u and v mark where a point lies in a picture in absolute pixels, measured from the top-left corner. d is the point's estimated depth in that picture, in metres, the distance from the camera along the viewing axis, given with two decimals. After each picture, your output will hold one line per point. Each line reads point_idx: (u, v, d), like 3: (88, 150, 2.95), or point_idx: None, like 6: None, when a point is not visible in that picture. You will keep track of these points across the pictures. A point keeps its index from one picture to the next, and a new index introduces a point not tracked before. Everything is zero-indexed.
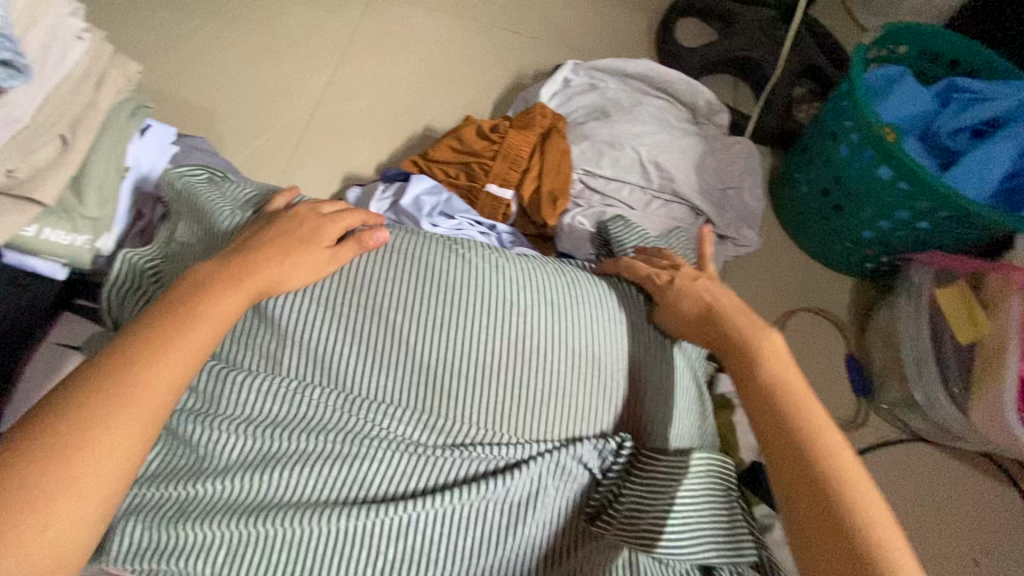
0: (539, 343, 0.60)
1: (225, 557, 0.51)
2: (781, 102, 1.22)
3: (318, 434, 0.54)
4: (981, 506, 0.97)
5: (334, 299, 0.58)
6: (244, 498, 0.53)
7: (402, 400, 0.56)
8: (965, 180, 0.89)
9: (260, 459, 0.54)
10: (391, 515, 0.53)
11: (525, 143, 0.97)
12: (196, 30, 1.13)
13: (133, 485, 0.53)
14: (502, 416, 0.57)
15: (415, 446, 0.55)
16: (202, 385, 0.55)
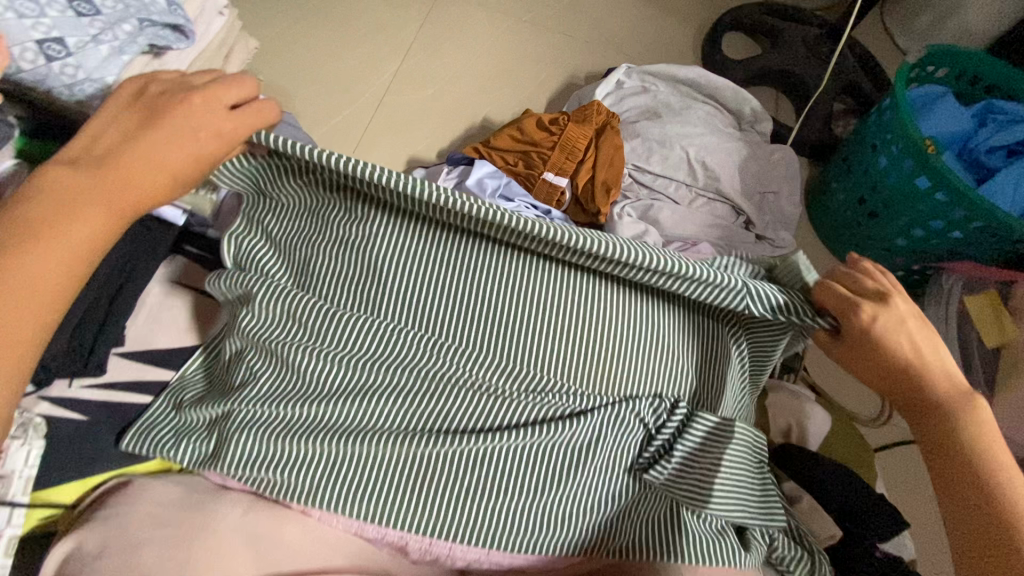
0: (608, 307, 0.65)
1: (327, 469, 0.58)
2: (820, 116, 1.28)
3: (410, 373, 0.61)
4: None
5: (426, 253, 0.63)
6: (344, 422, 0.60)
7: (483, 350, 0.63)
8: (1001, 194, 0.94)
9: (359, 390, 0.61)
10: (473, 446, 0.59)
11: (582, 136, 1.03)
12: (279, 18, 1.22)
13: (245, 404, 0.60)
14: (573, 371, 0.63)
15: (493, 390, 0.62)
16: (308, 322, 0.62)
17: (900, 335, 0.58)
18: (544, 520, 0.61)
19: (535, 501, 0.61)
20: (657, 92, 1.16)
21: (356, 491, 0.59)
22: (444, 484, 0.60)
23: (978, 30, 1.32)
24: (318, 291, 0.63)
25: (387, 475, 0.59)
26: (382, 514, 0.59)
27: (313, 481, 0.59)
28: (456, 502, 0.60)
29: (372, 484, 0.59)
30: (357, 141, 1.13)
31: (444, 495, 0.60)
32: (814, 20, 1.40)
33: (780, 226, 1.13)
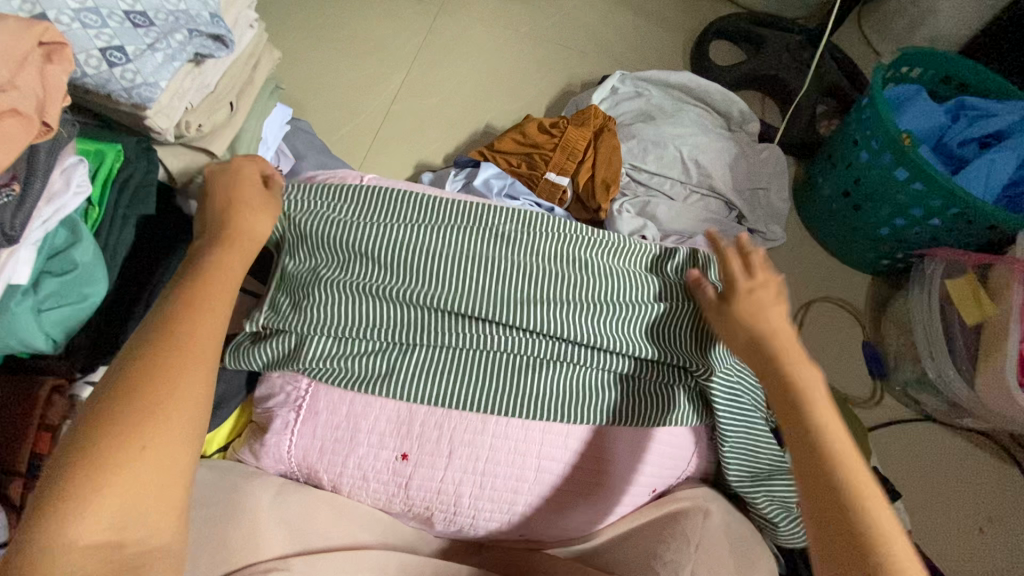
0: (626, 247, 0.74)
1: (386, 364, 0.64)
2: (805, 116, 1.35)
3: (462, 285, 0.66)
4: (987, 481, 1.06)
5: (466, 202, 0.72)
6: (402, 325, 0.65)
7: (527, 273, 0.68)
8: (974, 183, 1.01)
9: (414, 297, 0.65)
10: (520, 343, 0.66)
11: (581, 138, 1.09)
12: (288, 33, 1.28)
13: (304, 315, 0.64)
14: (602, 293, 0.69)
15: (535, 304, 0.67)
16: (365, 242, 0.67)
17: (765, 312, 0.59)
18: (596, 392, 0.67)
19: (575, 397, 0.66)
20: (651, 97, 1.23)
21: (429, 379, 0.63)
22: (502, 375, 0.65)
23: (950, 35, 1.39)
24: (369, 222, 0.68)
25: (455, 358, 0.64)
26: (457, 401, 0.63)
27: (387, 366, 0.63)
28: (521, 380, 0.65)
29: (429, 376, 0.63)
30: (367, 147, 1.19)
31: (509, 371, 0.65)
32: (796, 28, 1.48)
33: (771, 220, 1.20)
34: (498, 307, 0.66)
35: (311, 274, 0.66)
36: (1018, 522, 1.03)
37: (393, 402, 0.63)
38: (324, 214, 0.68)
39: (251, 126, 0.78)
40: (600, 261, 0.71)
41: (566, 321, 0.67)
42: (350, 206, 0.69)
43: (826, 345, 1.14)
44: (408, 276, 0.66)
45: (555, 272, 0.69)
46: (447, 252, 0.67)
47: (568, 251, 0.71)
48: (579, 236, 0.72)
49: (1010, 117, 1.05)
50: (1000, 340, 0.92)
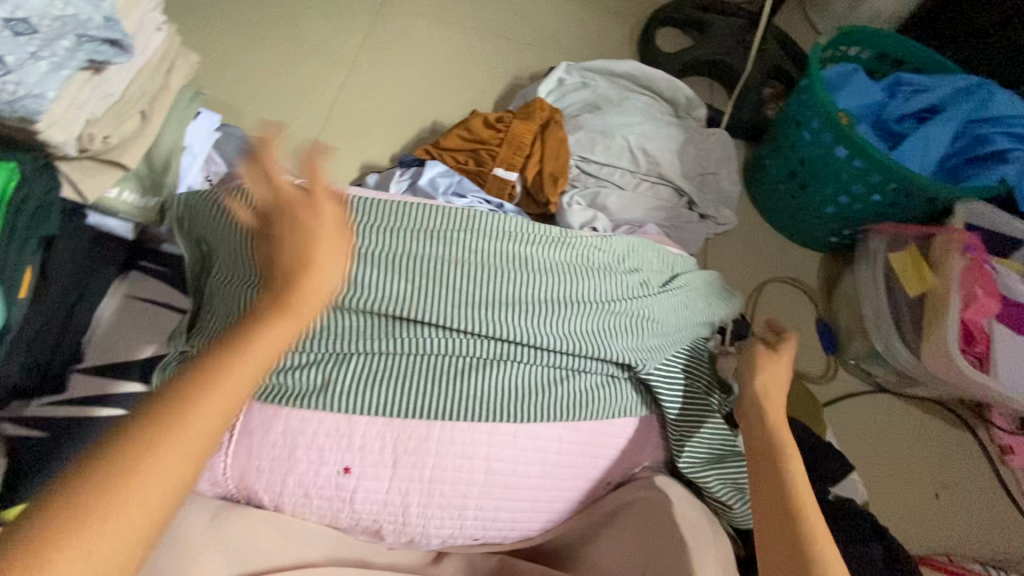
0: (573, 243, 0.72)
1: (319, 375, 0.61)
2: (753, 95, 1.35)
3: (399, 289, 0.64)
4: (939, 446, 1.09)
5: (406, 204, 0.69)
6: (335, 334, 0.63)
7: (468, 275, 0.66)
8: (911, 157, 1.03)
9: (348, 304, 0.63)
10: (461, 346, 0.64)
11: (527, 132, 1.08)
12: (220, 35, 1.23)
13: (231, 328, 0.62)
14: (547, 292, 0.68)
15: (476, 307, 0.65)
16: (295, 249, 0.64)
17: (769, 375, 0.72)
18: (544, 388, 0.66)
19: (519, 398, 0.64)
20: (597, 87, 1.22)
21: (367, 388, 0.61)
22: (441, 380, 0.63)
23: (886, 13, 1.42)
24: None
25: (393, 365, 0.62)
26: (393, 410, 0.61)
27: (322, 378, 0.61)
28: (465, 383, 0.63)
29: (365, 386, 0.61)
30: (309, 151, 1.15)
31: (451, 374, 0.63)
32: (739, 12, 1.49)
33: (721, 204, 1.22)
34: (437, 306, 0.64)
35: (237, 284, 0.63)
36: (968, 484, 1.07)
37: (331, 415, 0.61)
38: (248, 221, 0.65)
39: (169, 135, 0.74)
40: (541, 251, 0.70)
41: (508, 318, 0.66)
42: (281, 212, 0.66)
43: (781, 324, 1.15)
44: (340, 281, 0.64)
45: (496, 266, 0.67)
46: (380, 251, 0.65)
47: (513, 249, 0.69)
48: (520, 226, 0.71)
49: (944, 90, 1.07)
50: (942, 308, 0.95)
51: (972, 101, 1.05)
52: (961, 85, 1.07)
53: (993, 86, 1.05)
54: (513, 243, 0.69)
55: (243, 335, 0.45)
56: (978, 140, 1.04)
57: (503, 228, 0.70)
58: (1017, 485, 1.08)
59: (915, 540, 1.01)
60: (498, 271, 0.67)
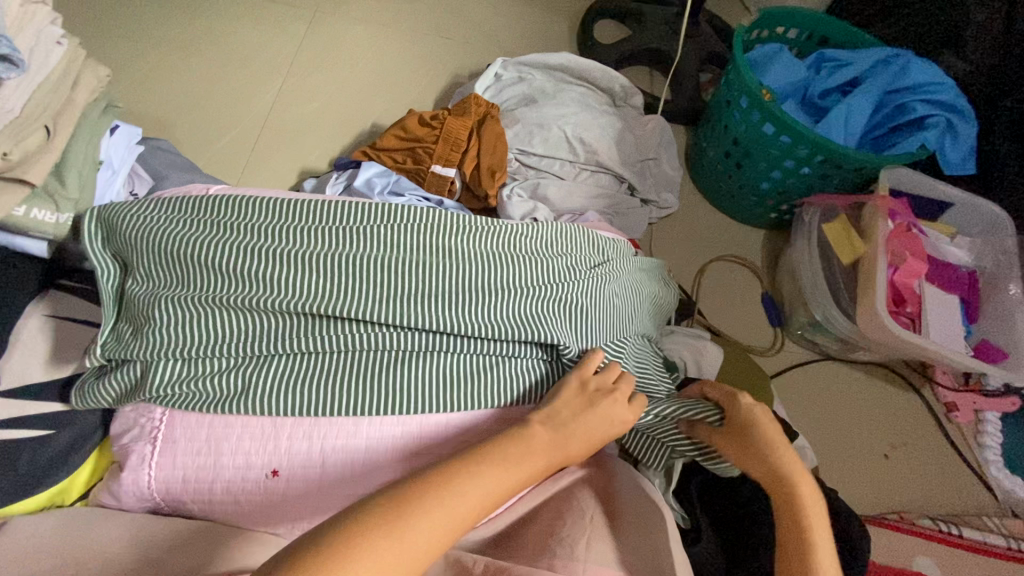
0: (497, 229, 0.72)
1: (239, 379, 0.61)
2: (690, 84, 1.39)
3: (316, 287, 0.63)
4: (887, 408, 1.12)
5: (323, 202, 0.69)
6: (254, 337, 0.62)
7: (387, 268, 0.66)
8: (836, 130, 1.06)
9: (265, 306, 0.62)
10: (384, 340, 0.64)
11: (462, 127, 1.08)
12: (150, 50, 1.22)
13: (146, 339, 0.61)
14: (470, 280, 0.68)
15: (397, 299, 0.65)
16: (207, 254, 0.63)
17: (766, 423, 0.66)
18: (473, 376, 0.66)
19: (447, 387, 0.64)
20: (533, 81, 1.24)
21: (290, 389, 0.61)
22: (364, 376, 0.62)
23: None
24: (215, 232, 0.65)
25: (316, 364, 0.62)
26: (316, 408, 0.61)
27: (243, 383, 0.61)
28: (390, 377, 0.63)
29: (286, 386, 0.61)
30: (246, 161, 1.14)
31: (376, 370, 0.63)
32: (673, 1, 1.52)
33: (663, 187, 1.24)
34: (357, 302, 0.63)
35: (151, 295, 0.62)
36: (917, 443, 1.10)
37: (254, 420, 0.61)
38: (162, 230, 0.64)
39: (79, 151, 0.72)
40: (464, 241, 0.70)
41: (433, 308, 0.65)
42: (194, 218, 0.66)
43: (725, 301, 1.18)
44: (255, 283, 0.63)
45: (417, 258, 0.67)
46: (297, 251, 0.64)
47: (433, 239, 0.68)
48: (442, 218, 0.71)
49: (864, 63, 1.11)
50: (871, 273, 0.97)
51: (890, 72, 1.08)
52: (879, 57, 1.11)
53: (909, 56, 1.09)
54: (432, 233, 0.68)
55: (440, 481, 0.53)
56: (898, 109, 1.08)
57: (424, 221, 0.70)
58: (964, 441, 1.11)
59: (866, 501, 1.03)
60: (419, 262, 0.67)
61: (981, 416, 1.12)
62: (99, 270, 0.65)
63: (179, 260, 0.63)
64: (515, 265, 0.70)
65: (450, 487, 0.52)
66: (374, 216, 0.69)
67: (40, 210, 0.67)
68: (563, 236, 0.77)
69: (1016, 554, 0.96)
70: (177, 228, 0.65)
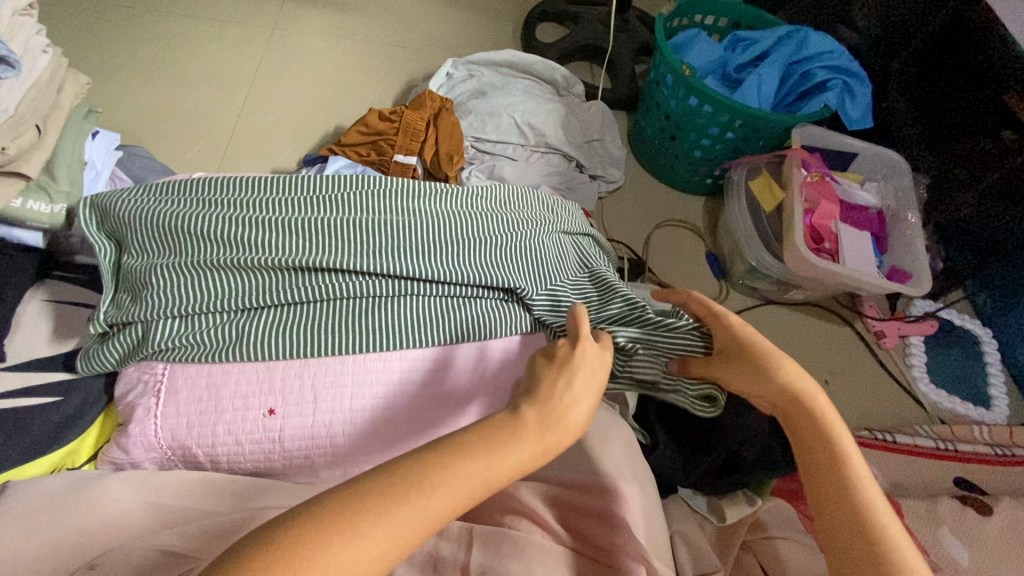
0: (453, 192, 0.82)
1: (231, 331, 0.68)
2: (626, 74, 1.54)
3: (295, 248, 0.71)
4: (824, 342, 1.25)
5: (297, 178, 0.78)
6: (241, 294, 0.69)
7: (356, 228, 0.74)
8: (751, 98, 1.20)
9: (250, 266, 0.70)
10: (359, 290, 0.71)
11: (419, 120, 1.18)
12: (115, 69, 1.29)
13: (144, 302, 0.68)
14: (433, 235, 0.76)
15: (367, 253, 0.73)
16: (194, 223, 0.70)
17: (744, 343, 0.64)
18: (444, 315, 0.73)
19: (418, 326, 0.72)
20: (482, 77, 1.35)
21: (280, 335, 0.68)
22: (343, 321, 0.70)
23: None
24: (200, 208, 0.73)
25: (302, 313, 0.70)
26: (303, 352, 0.68)
27: (237, 332, 0.68)
28: (370, 319, 0.71)
29: (272, 334, 0.68)
30: (217, 166, 1.22)
31: (357, 314, 0.71)
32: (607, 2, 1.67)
33: (608, 164, 1.36)
34: (335, 256, 0.71)
35: (147, 264, 0.69)
36: (852, 369, 1.23)
37: (249, 365, 0.68)
38: (153, 208, 0.72)
39: (67, 150, 0.79)
40: (428, 203, 0.79)
41: (402, 259, 0.74)
42: (182, 197, 0.74)
43: (673, 260, 1.30)
44: (239, 246, 0.70)
45: (385, 217, 0.75)
46: (279, 218, 0.72)
47: (396, 202, 0.77)
48: (407, 185, 0.80)
49: (770, 40, 1.26)
50: (791, 218, 1.11)
51: (792, 45, 1.23)
52: (782, 34, 1.26)
53: (807, 31, 1.24)
54: (396, 197, 0.78)
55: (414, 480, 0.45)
56: (803, 76, 1.23)
57: (392, 188, 0.79)
58: (894, 363, 1.24)
59: None
60: (385, 220, 0.75)
61: (907, 341, 1.26)
62: (97, 250, 0.72)
63: (169, 233, 0.70)
64: (475, 220, 0.79)
65: (429, 481, 0.45)
66: (346, 187, 0.78)
67: (36, 202, 0.74)
68: (517, 198, 0.87)
69: (943, 452, 1.08)
70: (167, 205, 0.72)
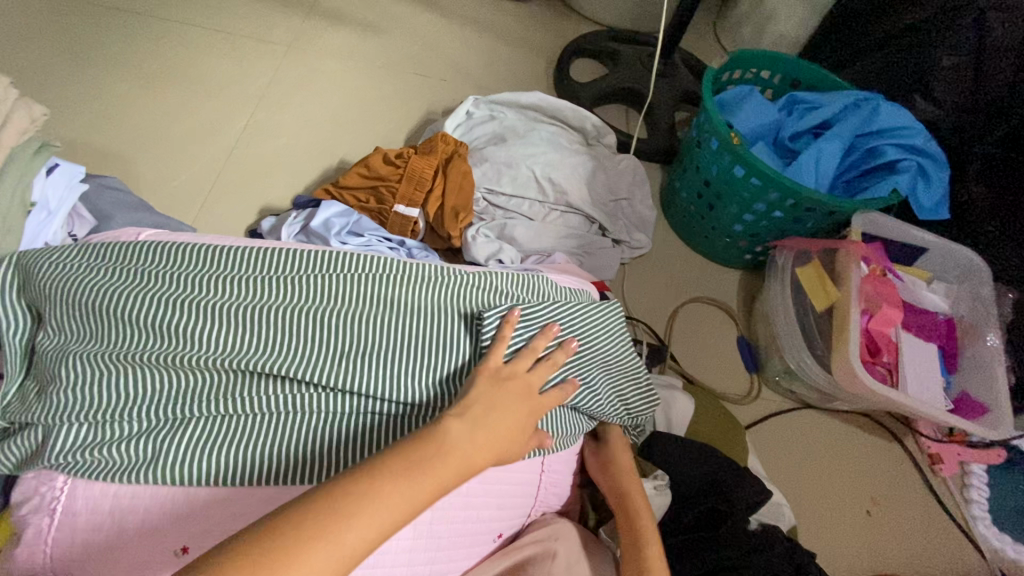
0: (439, 276, 0.68)
1: (147, 445, 0.56)
2: (664, 123, 1.39)
3: (240, 343, 0.59)
4: (869, 459, 1.07)
5: (257, 250, 0.66)
6: (167, 398, 0.57)
7: (313, 322, 0.61)
8: (806, 173, 1.04)
9: (183, 364, 0.58)
10: (307, 403, 0.58)
11: (428, 166, 1.06)
12: (113, 83, 1.20)
13: (50, 398, 0.56)
14: (406, 335, 0.63)
15: (322, 355, 0.60)
16: (123, 303, 0.59)
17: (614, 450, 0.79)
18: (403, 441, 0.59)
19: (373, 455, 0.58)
20: (504, 120, 1.23)
21: (204, 455, 0.55)
22: (281, 443, 0.57)
23: (787, 35, 1.47)
24: (136, 280, 0.61)
25: (237, 427, 0.57)
26: (227, 480, 0.56)
27: (154, 448, 0.56)
28: (315, 442, 0.57)
29: (193, 453, 0.55)
30: (203, 197, 1.12)
31: (303, 434, 0.57)
32: (650, 42, 1.53)
33: (634, 228, 1.21)
34: (287, 358, 0.59)
35: (61, 349, 0.58)
36: (900, 498, 1.05)
37: (163, 490, 0.55)
38: (78, 278, 0.60)
39: (3, 195, 0.68)
40: (407, 290, 0.65)
41: (364, 364, 0.60)
42: (119, 264, 0.62)
43: (701, 345, 1.14)
44: (172, 336, 0.59)
45: (351, 308, 0.63)
46: (229, 304, 0.61)
47: (368, 288, 0.64)
48: (392, 268, 0.67)
49: (834, 106, 1.10)
50: (845, 323, 0.94)
51: (861, 115, 1.07)
52: (848, 101, 1.10)
53: (879, 100, 1.08)
54: (368, 282, 0.65)
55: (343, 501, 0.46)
56: (869, 152, 1.06)
57: (367, 271, 0.66)
58: (949, 495, 1.06)
59: (844, 564, 0.97)
60: (352, 313, 0.62)
61: (967, 469, 1.06)
62: (7, 325, 0.60)
63: (93, 312, 0.59)
64: (459, 317, 0.65)
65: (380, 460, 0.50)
66: (311, 264, 0.65)
67: None
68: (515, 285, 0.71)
69: None
70: (98, 275, 0.60)
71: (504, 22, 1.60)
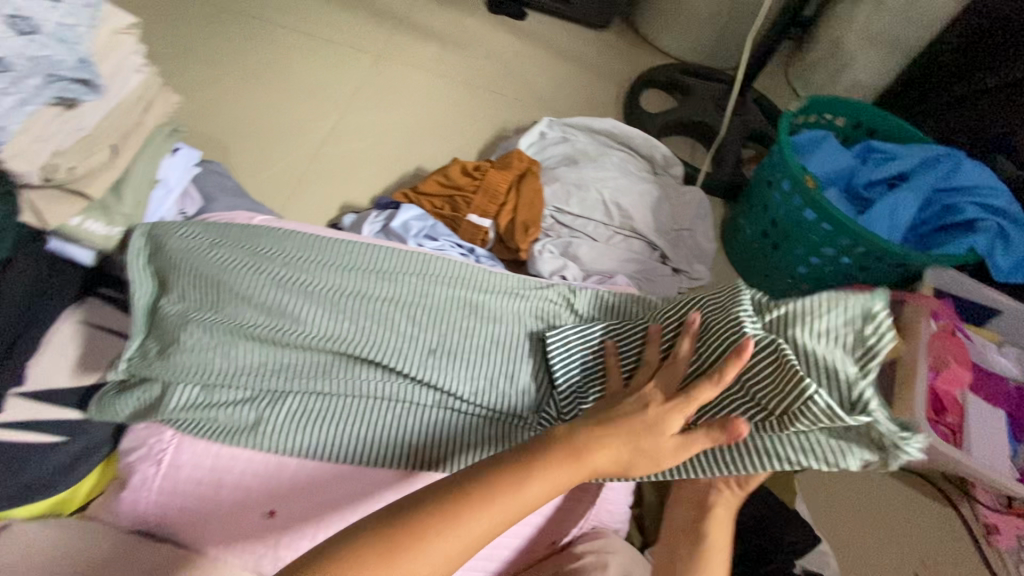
0: (520, 286, 0.71)
1: (249, 413, 0.61)
2: (730, 157, 1.40)
3: (337, 330, 0.64)
4: (920, 520, 1.04)
5: (358, 245, 0.71)
6: (268, 372, 0.62)
7: (403, 319, 0.65)
8: (879, 223, 1.04)
9: (286, 342, 0.63)
10: (392, 393, 0.62)
11: (502, 181, 1.11)
12: (219, 77, 1.30)
13: (170, 359, 0.62)
14: (486, 340, 0.65)
15: (410, 351, 0.64)
16: (241, 280, 0.65)
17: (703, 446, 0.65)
18: (476, 440, 0.62)
19: (447, 449, 0.62)
20: (576, 142, 1.27)
21: (299, 428, 0.61)
22: (366, 427, 0.61)
23: (865, 84, 1.46)
24: (251, 261, 0.67)
25: (328, 407, 0.62)
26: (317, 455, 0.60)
27: (255, 415, 0.61)
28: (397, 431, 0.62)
29: (290, 426, 0.61)
30: (291, 189, 1.19)
31: (387, 422, 0.62)
32: (722, 79, 1.56)
33: (695, 259, 1.21)
34: (378, 349, 0.63)
35: (184, 315, 0.64)
36: (953, 565, 1.01)
37: (260, 455, 0.60)
38: (205, 255, 0.67)
39: (139, 173, 0.75)
40: (490, 296, 0.68)
41: (445, 363, 0.64)
42: (235, 244, 0.68)
43: None
44: (277, 314, 0.64)
45: (438, 309, 0.66)
46: (330, 292, 0.65)
47: (454, 291, 0.68)
48: (477, 275, 0.71)
49: (912, 159, 1.10)
50: (910, 377, 0.93)
51: (939, 170, 1.07)
52: (927, 155, 1.10)
53: (960, 156, 1.08)
54: (455, 286, 0.68)
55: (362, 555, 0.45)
56: (945, 207, 1.06)
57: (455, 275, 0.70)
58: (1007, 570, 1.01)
59: None
60: (437, 314, 0.66)
61: None
62: (137, 285, 0.67)
63: (213, 287, 0.65)
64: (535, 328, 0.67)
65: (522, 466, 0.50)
66: (404, 263, 0.70)
67: (94, 222, 0.70)
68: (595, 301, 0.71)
69: None
70: (220, 252, 0.67)
71: (580, 49, 1.65)
